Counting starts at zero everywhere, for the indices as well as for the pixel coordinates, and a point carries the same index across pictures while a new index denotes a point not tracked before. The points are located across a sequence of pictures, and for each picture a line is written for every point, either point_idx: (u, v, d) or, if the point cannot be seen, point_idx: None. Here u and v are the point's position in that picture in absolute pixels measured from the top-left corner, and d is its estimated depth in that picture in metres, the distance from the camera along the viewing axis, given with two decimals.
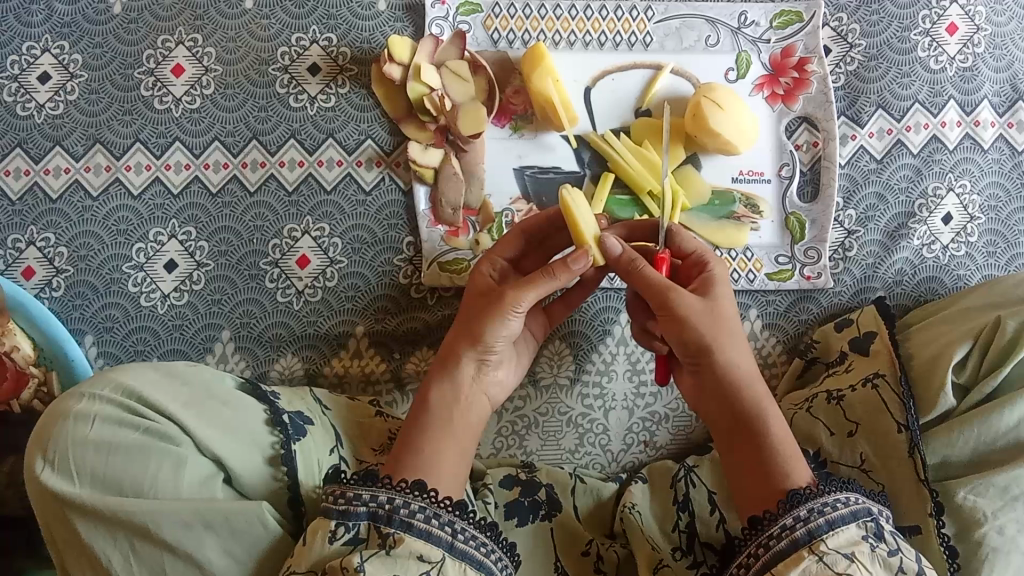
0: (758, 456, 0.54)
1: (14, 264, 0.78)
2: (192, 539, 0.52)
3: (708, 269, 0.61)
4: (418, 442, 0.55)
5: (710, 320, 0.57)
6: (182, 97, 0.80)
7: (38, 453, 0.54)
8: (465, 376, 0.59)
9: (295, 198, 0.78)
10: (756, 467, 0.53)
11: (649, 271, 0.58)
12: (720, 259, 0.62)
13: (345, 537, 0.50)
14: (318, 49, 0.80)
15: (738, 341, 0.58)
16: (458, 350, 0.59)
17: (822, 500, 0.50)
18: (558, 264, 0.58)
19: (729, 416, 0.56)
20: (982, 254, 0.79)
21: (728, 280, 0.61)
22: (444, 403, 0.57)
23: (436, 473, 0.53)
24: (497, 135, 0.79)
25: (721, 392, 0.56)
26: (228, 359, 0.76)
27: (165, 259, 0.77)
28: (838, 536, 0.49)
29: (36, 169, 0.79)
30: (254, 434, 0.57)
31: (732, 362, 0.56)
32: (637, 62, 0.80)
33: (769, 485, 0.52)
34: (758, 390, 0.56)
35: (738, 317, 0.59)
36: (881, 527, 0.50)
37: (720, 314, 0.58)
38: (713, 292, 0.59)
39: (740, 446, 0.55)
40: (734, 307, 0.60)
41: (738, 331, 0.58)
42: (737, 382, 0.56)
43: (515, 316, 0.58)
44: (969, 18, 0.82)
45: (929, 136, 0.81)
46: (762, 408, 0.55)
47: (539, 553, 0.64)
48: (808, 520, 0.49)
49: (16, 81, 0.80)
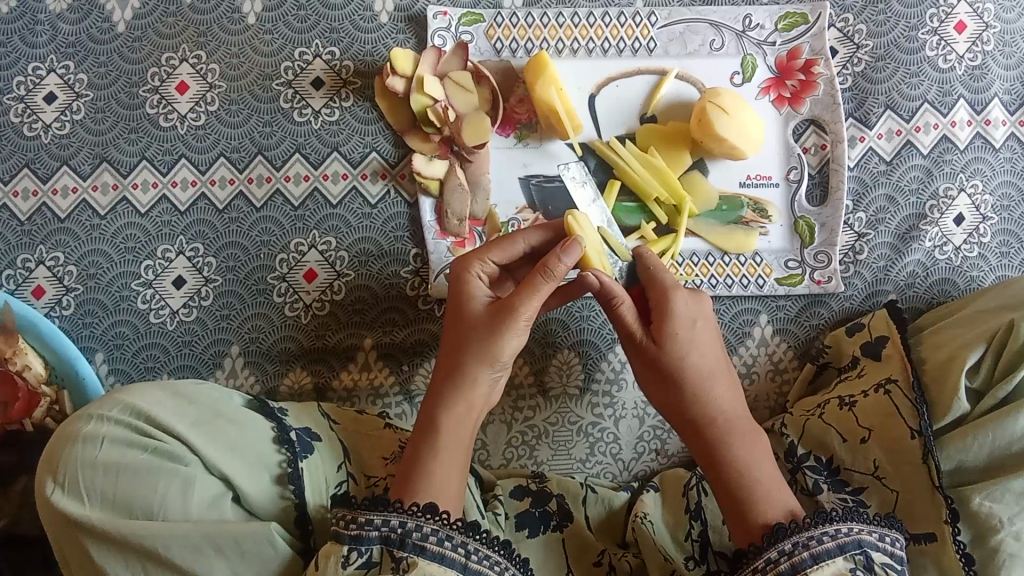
0: (732, 488, 0.55)
1: (24, 283, 0.78)
2: (202, 561, 0.52)
3: (665, 300, 0.61)
4: (428, 465, 0.54)
5: (658, 367, 0.59)
6: (188, 114, 0.80)
7: (50, 475, 0.54)
8: (478, 389, 0.58)
9: (301, 213, 0.78)
10: (735, 497, 0.54)
11: (619, 311, 0.61)
12: (676, 288, 0.61)
13: (358, 562, 0.50)
14: (321, 63, 0.80)
15: (698, 379, 0.59)
16: (471, 371, 0.58)
17: (807, 533, 0.50)
18: (551, 258, 0.58)
19: (700, 446, 0.57)
20: (996, 255, 0.78)
21: (685, 311, 0.60)
22: (455, 422, 0.57)
23: (446, 494, 0.53)
24: (503, 145, 0.78)
25: (687, 426, 0.59)
26: (238, 374, 0.76)
27: (174, 276, 0.78)
28: (823, 569, 0.49)
29: (45, 189, 0.79)
30: (262, 453, 0.57)
31: (693, 402, 0.58)
32: (641, 69, 0.80)
33: (749, 516, 0.53)
34: (728, 428, 0.57)
35: (698, 351, 0.59)
36: (871, 559, 0.50)
37: (669, 358, 0.59)
38: (665, 333, 0.59)
39: (710, 476, 0.56)
40: (695, 338, 0.60)
41: (700, 367, 0.59)
42: (702, 420, 0.58)
43: (506, 330, 0.58)
44: (978, 16, 0.81)
45: (939, 136, 0.79)
46: (740, 445, 0.56)
47: (551, 565, 0.63)
48: (792, 553, 0.50)
49: (23, 101, 0.81)
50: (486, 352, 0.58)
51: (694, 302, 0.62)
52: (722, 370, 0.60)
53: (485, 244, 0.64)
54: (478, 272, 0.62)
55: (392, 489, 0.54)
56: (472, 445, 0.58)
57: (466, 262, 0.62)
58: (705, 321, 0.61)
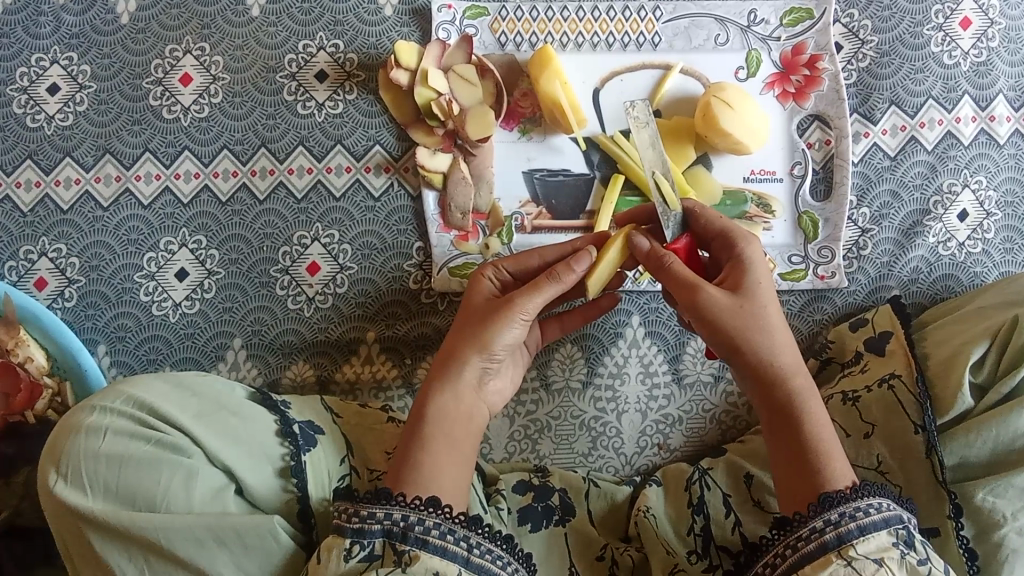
0: (796, 451, 0.54)
1: (27, 274, 0.78)
2: (204, 554, 0.52)
3: (736, 252, 0.59)
4: (417, 455, 0.54)
5: (738, 318, 0.56)
6: (191, 106, 0.80)
7: (52, 466, 0.54)
8: (467, 377, 0.58)
9: (304, 206, 0.78)
10: (799, 460, 0.53)
11: (676, 266, 0.58)
12: (749, 238, 0.60)
13: (360, 554, 0.50)
14: (325, 55, 0.80)
15: (773, 331, 0.56)
16: (463, 354, 0.58)
17: (855, 505, 0.50)
18: (562, 266, 0.59)
19: (770, 403, 0.56)
20: (1000, 251, 0.78)
21: (760, 264, 0.59)
22: (444, 412, 0.56)
23: (438, 481, 0.53)
24: (506, 138, 0.78)
25: (762, 382, 0.56)
26: (240, 367, 0.76)
27: (176, 268, 0.78)
28: (868, 542, 0.48)
29: (48, 180, 0.79)
30: (265, 446, 0.57)
31: (767, 355, 0.56)
32: (645, 63, 0.80)
33: (806, 483, 0.52)
34: (798, 384, 0.55)
35: (774, 306, 0.57)
36: (912, 536, 0.50)
37: (749, 309, 0.56)
38: (744, 284, 0.57)
39: (776, 438, 0.55)
40: (771, 293, 0.58)
41: (774, 318, 0.57)
42: (780, 373, 0.56)
43: (519, 322, 0.59)
44: (983, 12, 0.81)
45: (943, 132, 0.79)
46: (811, 406, 0.55)
47: (553, 560, 0.62)
48: (839, 524, 0.49)
49: (26, 92, 0.81)
50: (477, 341, 0.58)
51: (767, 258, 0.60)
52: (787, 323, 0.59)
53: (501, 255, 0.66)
54: (491, 276, 0.64)
55: (387, 481, 0.54)
56: (467, 437, 0.57)
57: (482, 268, 0.64)
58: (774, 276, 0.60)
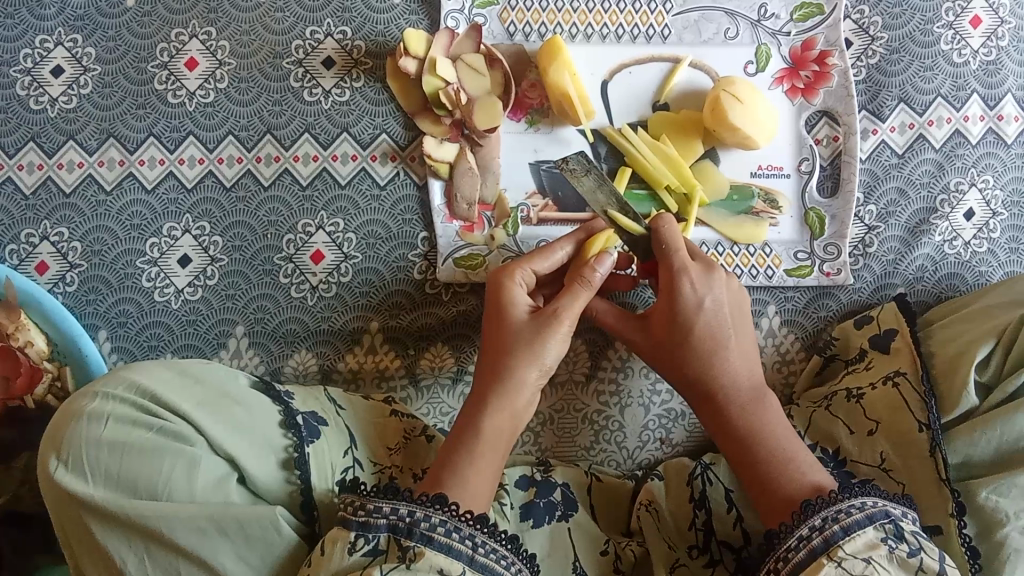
0: (756, 471, 0.57)
1: (28, 258, 0.78)
2: (205, 544, 0.51)
3: (663, 283, 0.63)
4: (463, 470, 0.54)
5: (661, 354, 0.64)
6: (196, 91, 0.79)
7: (53, 452, 0.54)
8: (523, 390, 0.58)
9: (309, 193, 0.77)
10: (762, 479, 0.57)
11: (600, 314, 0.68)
12: (675, 271, 0.62)
13: (364, 548, 0.49)
14: (332, 42, 0.79)
15: (698, 359, 0.62)
16: (519, 371, 0.58)
17: (836, 507, 0.51)
18: (586, 266, 0.62)
19: (719, 429, 0.61)
20: (1005, 251, 0.78)
21: (691, 296, 0.62)
22: (496, 430, 0.57)
23: (476, 499, 0.53)
24: (513, 129, 0.78)
25: (709, 412, 0.62)
26: (242, 355, 0.76)
27: (179, 254, 0.77)
28: (855, 541, 0.49)
29: (50, 163, 0.79)
30: (267, 435, 0.56)
31: (698, 385, 0.62)
32: (655, 56, 0.79)
33: (774, 500, 0.55)
34: (737, 406, 0.60)
35: (700, 332, 0.62)
36: (901, 528, 0.50)
37: (667, 344, 0.63)
38: (661, 317, 0.63)
39: (737, 464, 0.59)
40: (694, 318, 0.62)
41: (709, 344, 0.62)
42: (717, 396, 0.61)
43: (562, 329, 0.60)
44: (993, 11, 0.81)
45: (951, 131, 0.79)
46: (756, 422, 0.60)
47: (556, 556, 0.61)
48: (823, 529, 0.51)
49: (29, 74, 0.80)
50: (532, 353, 0.58)
51: (705, 282, 0.63)
52: (737, 345, 0.63)
53: (524, 256, 0.66)
54: (520, 283, 0.62)
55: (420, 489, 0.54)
56: (507, 450, 0.58)
57: (507, 267, 0.63)
58: (719, 298, 0.62)
